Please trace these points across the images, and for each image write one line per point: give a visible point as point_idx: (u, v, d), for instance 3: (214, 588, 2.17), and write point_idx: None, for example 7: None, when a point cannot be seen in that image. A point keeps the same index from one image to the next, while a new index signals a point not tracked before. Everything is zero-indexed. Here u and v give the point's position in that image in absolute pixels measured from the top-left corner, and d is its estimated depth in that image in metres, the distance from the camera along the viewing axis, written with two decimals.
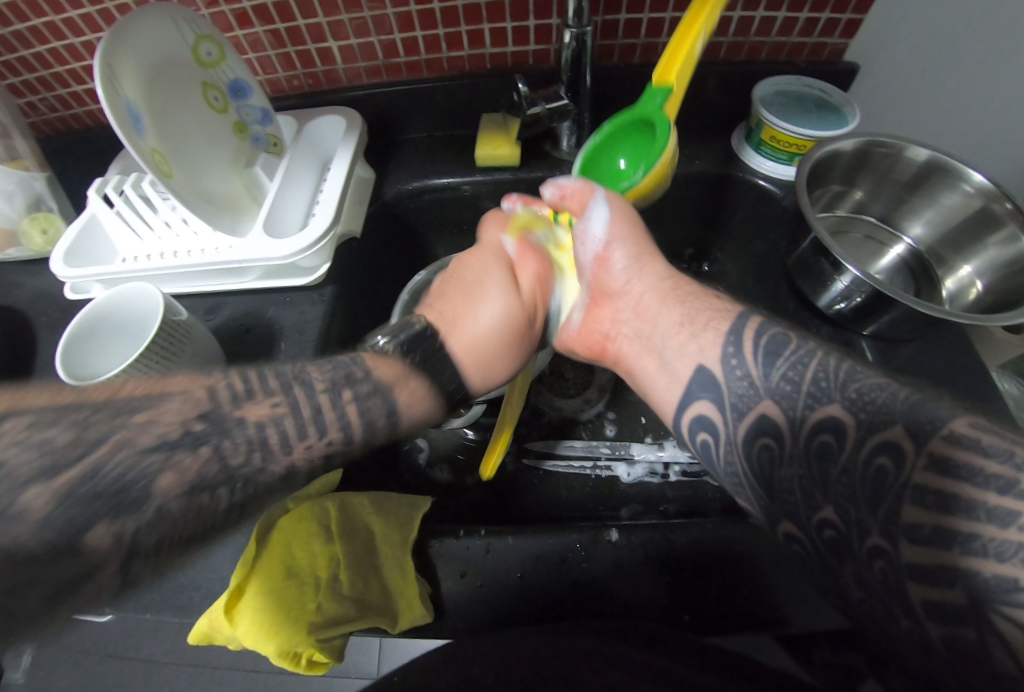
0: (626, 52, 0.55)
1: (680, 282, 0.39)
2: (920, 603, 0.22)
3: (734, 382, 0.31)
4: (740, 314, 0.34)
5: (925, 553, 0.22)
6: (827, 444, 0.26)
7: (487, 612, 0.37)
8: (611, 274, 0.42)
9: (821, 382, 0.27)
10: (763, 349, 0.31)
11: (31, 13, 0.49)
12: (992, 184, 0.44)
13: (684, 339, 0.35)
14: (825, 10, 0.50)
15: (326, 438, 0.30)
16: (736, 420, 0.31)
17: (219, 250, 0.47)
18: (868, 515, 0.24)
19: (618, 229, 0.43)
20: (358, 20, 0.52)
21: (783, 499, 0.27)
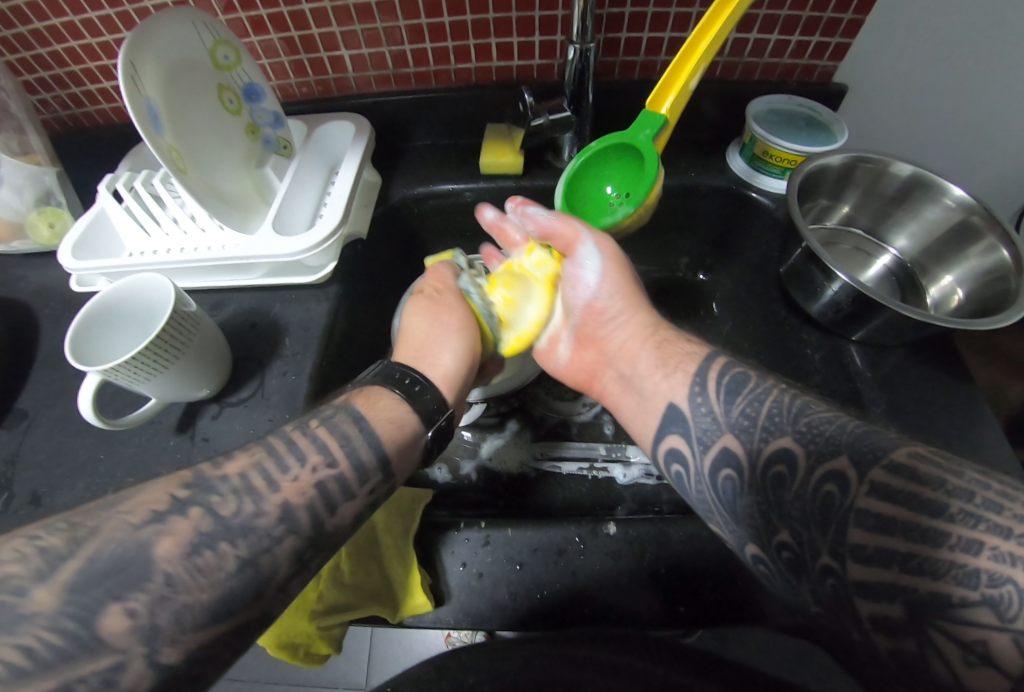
0: (626, 69, 0.58)
1: (660, 334, 0.42)
2: (868, 617, 0.24)
3: (700, 417, 0.34)
4: (707, 354, 0.37)
5: (871, 571, 0.24)
6: (781, 473, 0.28)
7: (486, 603, 0.37)
8: (603, 322, 0.45)
9: (775, 417, 0.30)
10: (725, 387, 0.33)
11: (51, 13, 0.51)
12: (971, 197, 0.47)
13: (656, 380, 0.38)
14: (816, 33, 0.53)
15: (335, 469, 0.32)
16: (703, 451, 0.33)
17: (227, 246, 0.48)
18: (819, 535, 0.26)
19: (609, 276, 0.44)
20: (370, 31, 0.54)
21: (747, 523, 0.29)
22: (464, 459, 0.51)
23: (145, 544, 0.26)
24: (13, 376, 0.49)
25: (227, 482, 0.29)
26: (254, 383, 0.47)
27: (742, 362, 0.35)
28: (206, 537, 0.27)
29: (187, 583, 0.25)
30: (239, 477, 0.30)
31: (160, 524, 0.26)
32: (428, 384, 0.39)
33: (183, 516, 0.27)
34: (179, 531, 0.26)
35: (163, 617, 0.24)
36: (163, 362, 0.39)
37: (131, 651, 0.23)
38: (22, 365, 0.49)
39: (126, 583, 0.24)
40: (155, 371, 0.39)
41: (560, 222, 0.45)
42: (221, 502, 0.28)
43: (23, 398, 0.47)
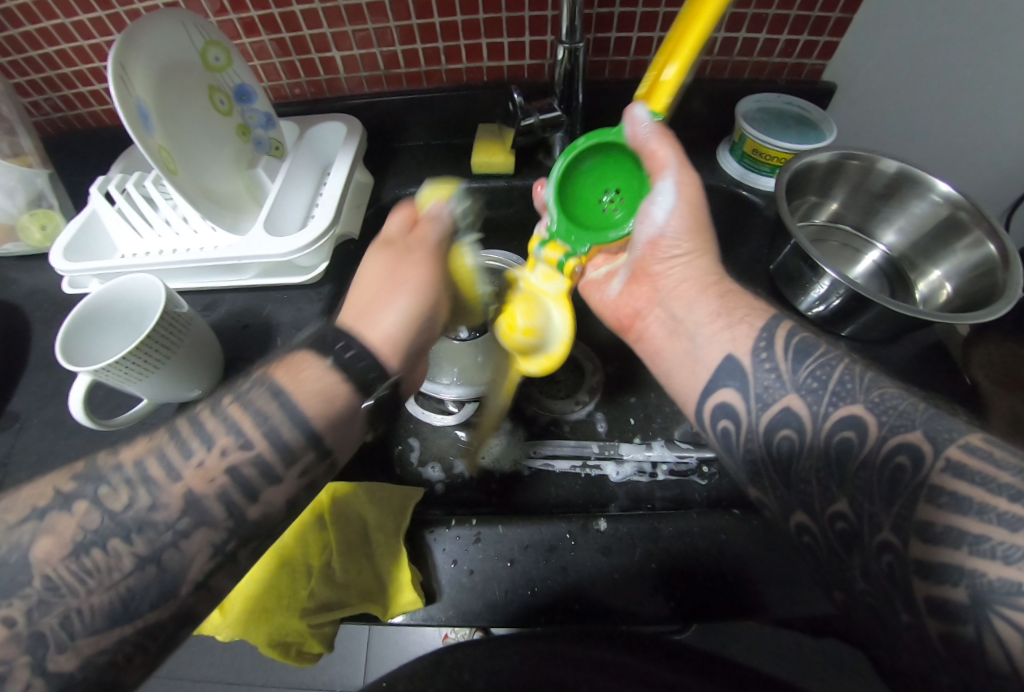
0: (617, 68, 0.58)
1: (725, 281, 0.38)
2: (924, 600, 0.23)
3: (762, 375, 0.31)
4: (776, 313, 0.34)
5: (930, 552, 0.23)
6: (849, 440, 0.27)
7: (477, 600, 0.37)
8: (660, 260, 0.40)
9: (846, 383, 0.29)
10: (793, 348, 0.31)
11: (43, 16, 0.51)
12: (957, 192, 0.47)
13: (717, 327, 0.35)
14: (803, 32, 0.53)
15: (232, 458, 0.30)
16: (760, 409, 0.31)
17: (218, 247, 0.48)
18: (881, 510, 0.25)
19: (679, 207, 0.39)
20: (362, 32, 0.54)
21: (799, 490, 0.28)
22: (456, 457, 0.51)
23: (24, 551, 0.27)
24: (6, 378, 0.49)
25: (122, 473, 0.30)
26: None
27: (809, 328, 0.33)
28: (94, 536, 0.28)
29: (71, 584, 0.27)
30: (136, 467, 0.30)
31: (39, 523, 0.28)
32: (367, 353, 0.36)
33: (67, 511, 0.28)
34: (61, 530, 0.28)
35: (47, 624, 0.26)
36: (154, 363, 0.39)
37: (16, 661, 0.25)
38: (15, 367, 0.49)
39: (2, 588, 0.26)
40: (147, 371, 0.39)
41: (654, 142, 0.39)
42: (112, 495, 0.29)
43: (16, 400, 0.47)
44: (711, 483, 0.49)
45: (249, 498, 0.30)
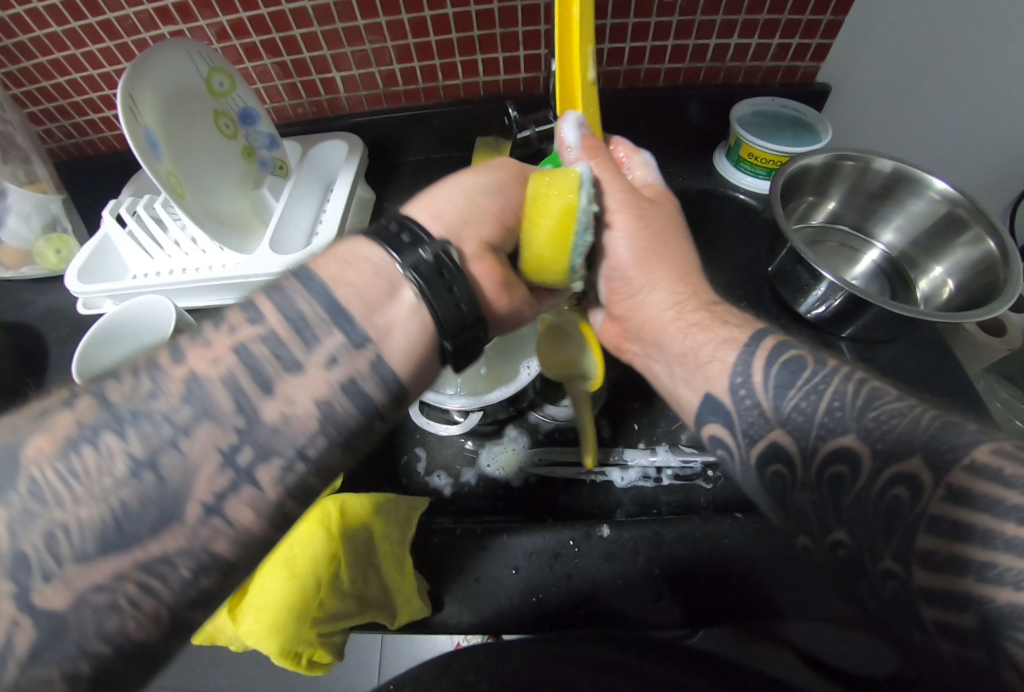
0: (610, 78, 0.59)
1: (688, 306, 0.35)
2: (932, 622, 0.21)
3: (744, 410, 0.29)
4: (748, 340, 0.31)
5: (937, 579, 0.21)
6: (840, 474, 0.25)
7: (486, 607, 0.38)
8: (622, 296, 0.37)
9: (835, 412, 0.26)
10: (774, 379, 0.28)
11: (54, 47, 0.53)
12: (954, 190, 0.47)
13: (689, 368, 0.33)
14: (795, 36, 0.54)
15: (279, 407, 0.24)
16: (747, 444, 0.29)
17: (227, 267, 0.50)
18: (882, 540, 0.23)
19: (619, 241, 0.36)
20: (360, 52, 0.56)
21: (799, 519, 0.26)
22: (462, 467, 0.51)
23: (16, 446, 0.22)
24: (26, 398, 0.50)
25: (167, 411, 0.23)
26: None
27: (799, 342, 0.30)
28: (87, 430, 0.22)
29: (97, 529, 0.21)
30: (183, 407, 0.23)
31: (41, 420, 0.23)
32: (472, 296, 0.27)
33: (101, 448, 0.22)
34: (58, 427, 0.22)
35: (40, 537, 0.20)
36: None
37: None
38: (34, 387, 0.51)
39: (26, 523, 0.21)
40: None
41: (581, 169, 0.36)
42: (156, 437, 0.23)
43: None
44: (716, 488, 0.49)
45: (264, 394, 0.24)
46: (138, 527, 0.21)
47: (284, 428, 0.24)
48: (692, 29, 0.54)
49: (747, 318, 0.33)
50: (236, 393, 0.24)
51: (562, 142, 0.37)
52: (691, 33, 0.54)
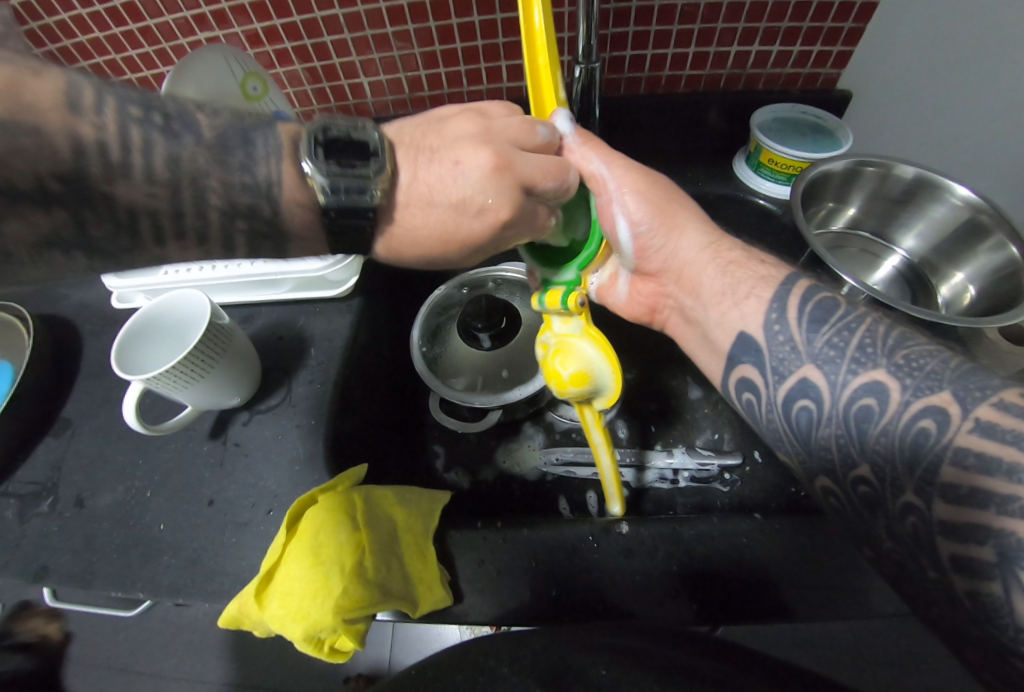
0: (632, 84, 0.60)
1: (720, 247, 0.38)
2: (948, 557, 0.23)
3: (776, 346, 0.32)
4: (783, 279, 0.34)
5: (959, 512, 0.23)
6: (868, 407, 0.27)
7: (509, 604, 0.38)
8: (651, 254, 0.41)
9: (867, 346, 0.28)
10: (808, 315, 0.31)
11: (96, 52, 0.55)
12: (977, 196, 0.47)
13: (725, 309, 0.35)
14: (817, 43, 0.55)
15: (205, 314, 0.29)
16: (777, 381, 0.31)
17: (255, 265, 0.51)
18: (905, 475, 0.25)
19: (637, 202, 0.40)
20: (387, 58, 0.57)
21: (821, 455, 0.29)
22: (480, 464, 0.52)
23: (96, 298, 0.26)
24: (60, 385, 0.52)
25: None
26: (282, 392, 0.49)
27: (828, 289, 0.33)
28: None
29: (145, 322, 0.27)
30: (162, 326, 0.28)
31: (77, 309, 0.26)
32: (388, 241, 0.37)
33: None
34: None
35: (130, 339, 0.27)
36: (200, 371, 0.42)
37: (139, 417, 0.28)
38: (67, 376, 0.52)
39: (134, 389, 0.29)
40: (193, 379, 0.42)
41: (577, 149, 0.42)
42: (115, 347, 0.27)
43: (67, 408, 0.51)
44: (733, 490, 0.49)
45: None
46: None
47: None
48: (713, 36, 0.55)
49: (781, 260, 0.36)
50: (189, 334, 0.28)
51: (560, 134, 0.42)
52: (712, 40, 0.55)
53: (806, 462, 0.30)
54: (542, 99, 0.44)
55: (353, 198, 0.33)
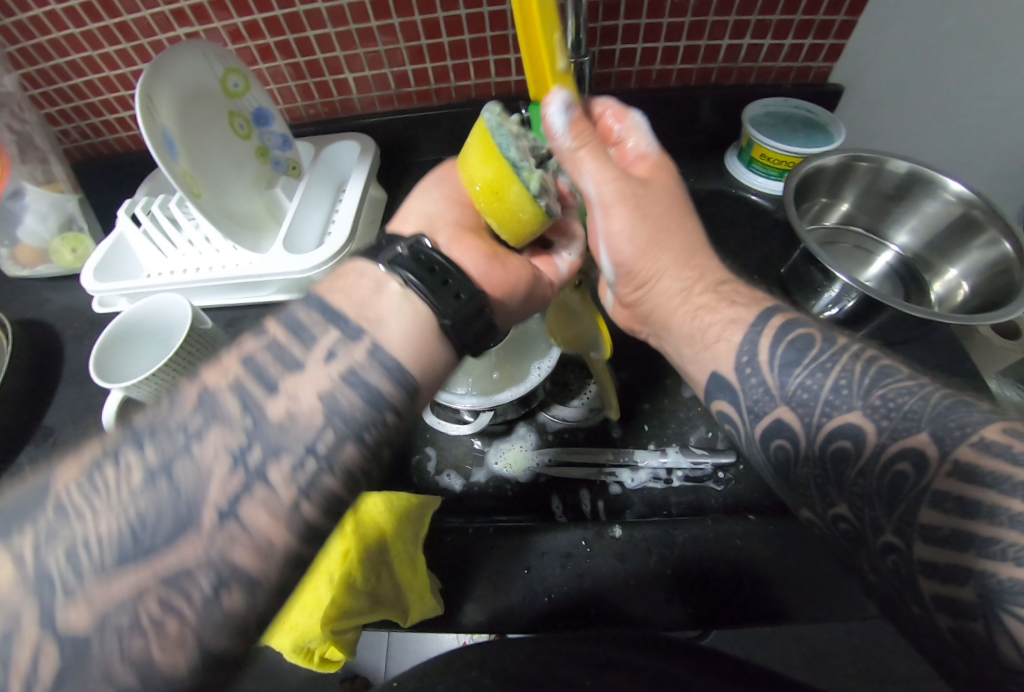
0: (622, 79, 0.59)
1: (696, 291, 0.35)
2: (930, 595, 0.23)
3: (750, 388, 0.31)
4: (756, 320, 0.32)
5: (940, 552, 0.22)
6: (845, 449, 0.26)
7: (501, 607, 0.38)
8: (627, 286, 0.39)
9: (842, 390, 0.27)
10: (780, 357, 0.30)
11: (71, 49, 0.53)
12: (971, 190, 0.47)
13: (698, 350, 0.34)
14: (808, 36, 0.54)
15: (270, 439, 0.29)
16: (754, 419, 0.31)
17: (240, 265, 0.50)
18: (882, 515, 0.24)
19: (620, 234, 0.36)
20: (373, 53, 0.56)
21: (802, 492, 0.28)
22: (472, 466, 0.51)
23: (62, 486, 0.29)
24: (41, 393, 0.51)
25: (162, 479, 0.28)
26: None
27: (807, 321, 0.31)
28: (122, 470, 0.29)
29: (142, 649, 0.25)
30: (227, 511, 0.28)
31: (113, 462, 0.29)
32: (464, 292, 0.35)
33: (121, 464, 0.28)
34: (106, 479, 0.28)
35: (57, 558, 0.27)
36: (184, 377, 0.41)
37: (30, 600, 0.25)
38: (48, 383, 0.51)
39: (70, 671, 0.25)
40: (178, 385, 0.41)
41: (569, 156, 0.35)
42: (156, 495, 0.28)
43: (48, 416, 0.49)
44: (727, 489, 0.49)
45: (270, 398, 0.31)
46: (158, 540, 0.27)
47: (295, 427, 0.30)
48: (704, 29, 0.54)
49: (753, 296, 0.34)
50: (243, 401, 0.31)
51: (549, 130, 0.35)
52: (703, 34, 0.54)
53: (788, 497, 0.29)
54: (540, 69, 0.37)
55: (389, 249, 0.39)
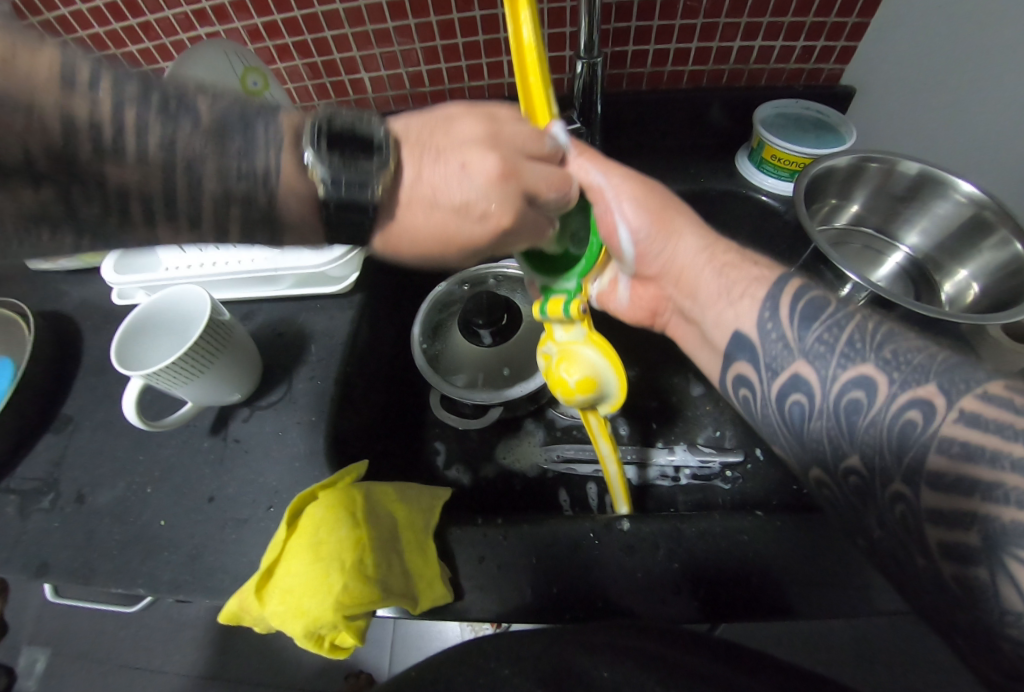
0: (634, 80, 0.59)
1: (717, 250, 0.38)
2: (936, 544, 0.23)
3: (770, 344, 0.32)
4: (777, 278, 0.34)
5: (945, 498, 0.23)
6: (857, 399, 0.27)
7: (514, 599, 0.38)
8: (649, 259, 0.40)
9: (856, 342, 0.28)
10: (799, 313, 0.31)
11: (95, 48, 0.55)
12: (981, 193, 0.47)
13: (720, 309, 0.35)
14: (820, 39, 0.54)
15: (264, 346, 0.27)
16: (771, 376, 0.31)
17: (256, 261, 0.51)
18: (893, 464, 0.25)
19: (636, 209, 0.39)
20: (388, 53, 0.57)
21: (814, 448, 0.28)
22: (481, 461, 0.52)
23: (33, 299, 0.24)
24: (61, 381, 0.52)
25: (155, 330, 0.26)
26: (283, 387, 0.49)
27: (821, 286, 0.32)
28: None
29: None
30: None
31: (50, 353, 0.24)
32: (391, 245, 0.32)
33: None
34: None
35: None
36: (204, 363, 0.41)
37: None
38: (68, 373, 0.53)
39: None
40: (196, 372, 0.41)
41: (574, 154, 0.39)
42: None
43: (69, 404, 0.51)
44: (734, 487, 0.49)
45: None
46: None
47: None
48: (716, 31, 0.54)
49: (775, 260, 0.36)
50: None
51: (552, 142, 0.40)
52: (715, 36, 0.55)
53: (799, 456, 0.30)
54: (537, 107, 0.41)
55: (353, 193, 0.28)
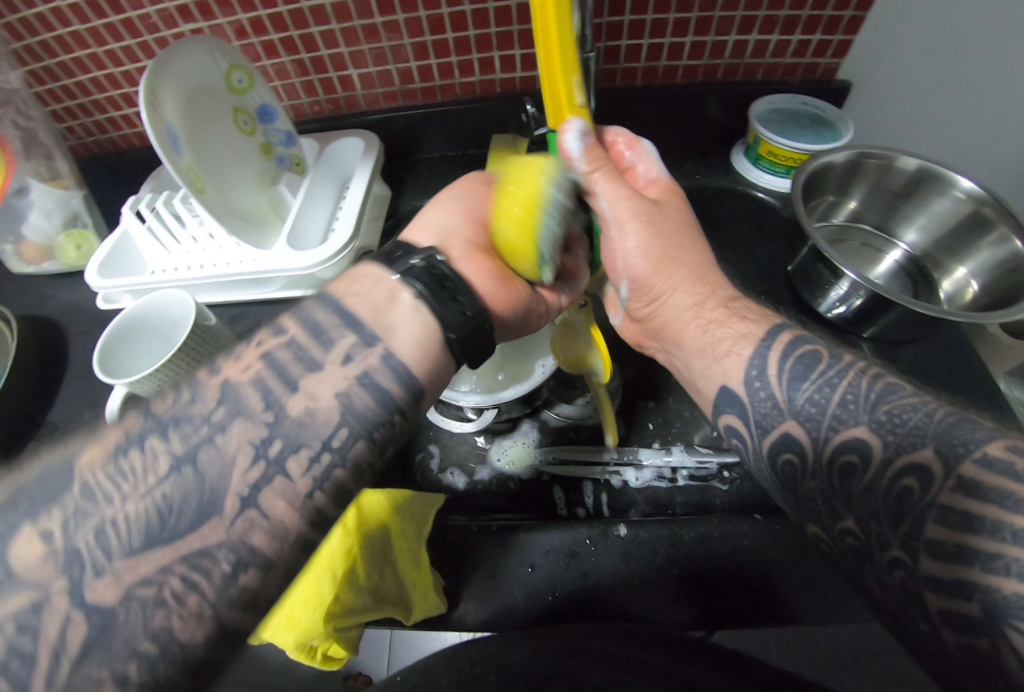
0: (628, 75, 0.58)
1: (707, 305, 0.36)
2: (937, 611, 0.23)
3: (758, 403, 0.31)
4: (765, 336, 0.32)
5: (944, 566, 0.23)
6: (851, 464, 0.26)
7: (508, 611, 0.38)
8: (638, 300, 0.39)
9: (848, 405, 0.28)
10: (788, 371, 0.30)
11: (76, 46, 0.53)
12: (981, 189, 0.46)
13: (706, 364, 0.34)
14: (816, 32, 0.53)
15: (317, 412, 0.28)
16: (761, 435, 0.30)
17: (245, 262, 0.50)
18: (888, 529, 0.25)
19: (633, 251, 0.37)
20: (377, 49, 0.56)
21: (808, 506, 0.28)
22: (477, 463, 0.51)
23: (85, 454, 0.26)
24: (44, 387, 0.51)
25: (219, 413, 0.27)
26: None
27: (814, 342, 0.32)
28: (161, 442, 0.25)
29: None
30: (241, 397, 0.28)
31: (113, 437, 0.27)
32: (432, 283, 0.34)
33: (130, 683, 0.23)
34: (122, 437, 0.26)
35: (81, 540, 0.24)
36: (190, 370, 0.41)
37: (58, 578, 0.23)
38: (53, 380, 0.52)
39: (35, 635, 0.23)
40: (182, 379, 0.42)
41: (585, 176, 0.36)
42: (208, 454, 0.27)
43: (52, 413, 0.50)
44: (732, 488, 0.48)
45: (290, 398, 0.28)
46: (181, 521, 0.25)
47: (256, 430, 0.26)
48: (711, 25, 0.53)
49: (763, 313, 0.34)
50: (266, 392, 0.28)
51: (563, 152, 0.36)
52: (710, 30, 0.54)
53: (796, 511, 0.29)
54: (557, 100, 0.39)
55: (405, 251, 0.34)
